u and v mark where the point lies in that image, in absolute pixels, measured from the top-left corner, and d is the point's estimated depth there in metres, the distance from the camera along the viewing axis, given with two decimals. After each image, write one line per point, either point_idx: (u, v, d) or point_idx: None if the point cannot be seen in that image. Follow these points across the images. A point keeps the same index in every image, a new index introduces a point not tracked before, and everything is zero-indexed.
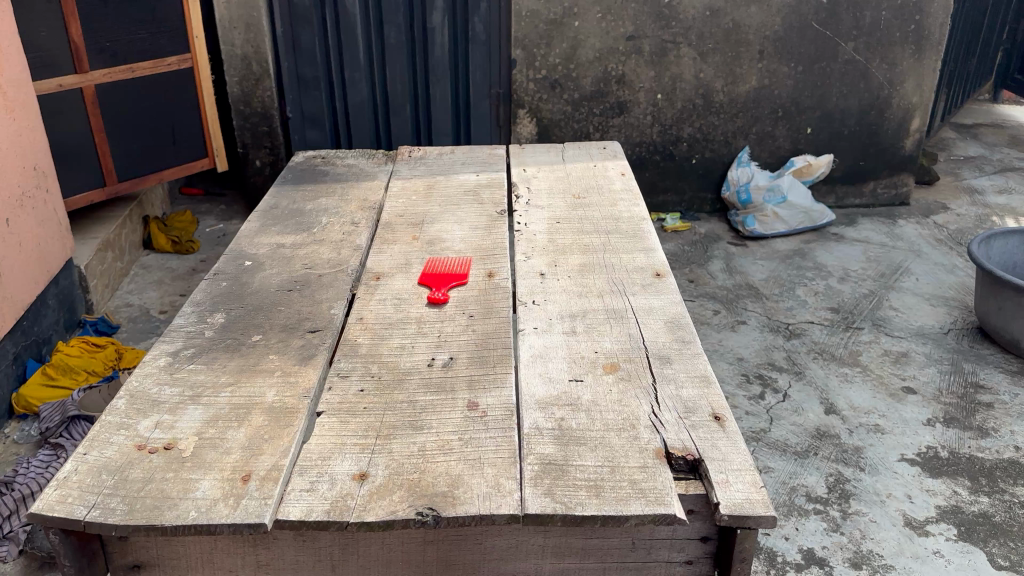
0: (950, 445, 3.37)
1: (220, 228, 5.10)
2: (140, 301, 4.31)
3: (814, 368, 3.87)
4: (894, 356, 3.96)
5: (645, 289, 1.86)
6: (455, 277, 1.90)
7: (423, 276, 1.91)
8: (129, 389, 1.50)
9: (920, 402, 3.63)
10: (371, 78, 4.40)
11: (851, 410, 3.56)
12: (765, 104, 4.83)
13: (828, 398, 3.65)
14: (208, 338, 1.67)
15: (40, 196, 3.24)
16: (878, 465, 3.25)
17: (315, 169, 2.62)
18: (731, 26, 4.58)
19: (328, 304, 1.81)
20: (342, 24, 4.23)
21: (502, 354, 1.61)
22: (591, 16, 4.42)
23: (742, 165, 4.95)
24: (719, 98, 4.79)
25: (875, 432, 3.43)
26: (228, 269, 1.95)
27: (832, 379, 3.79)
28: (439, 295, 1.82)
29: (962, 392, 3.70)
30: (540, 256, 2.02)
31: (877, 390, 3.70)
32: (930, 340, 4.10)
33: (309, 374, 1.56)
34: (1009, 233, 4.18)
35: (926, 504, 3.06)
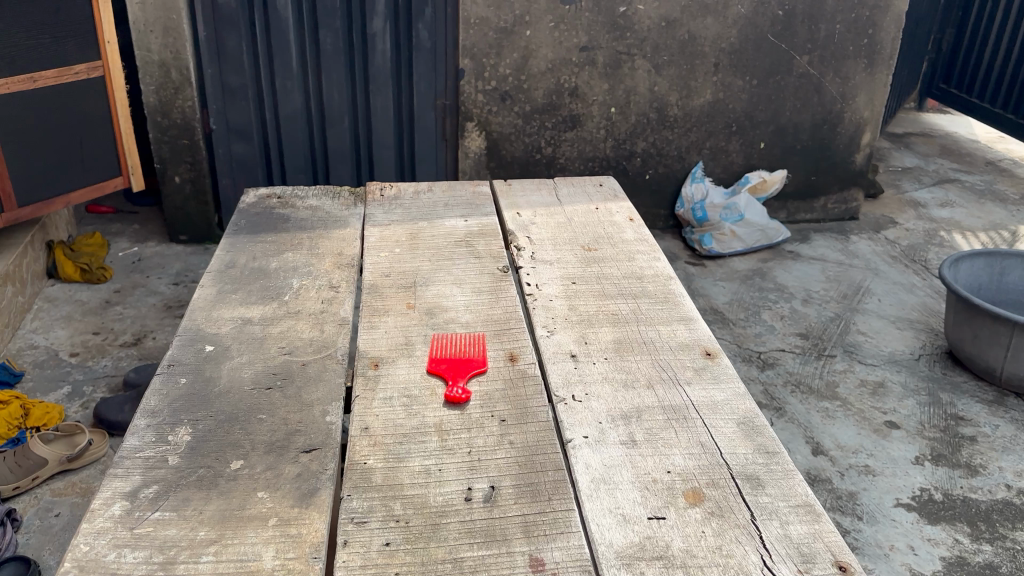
0: (943, 486, 2.81)
1: (135, 251, 4.56)
2: (47, 341, 3.77)
3: (792, 403, 3.22)
4: (871, 387, 3.33)
5: (699, 375, 1.57)
6: (472, 364, 1.57)
7: (432, 363, 1.57)
8: (77, 559, 1.13)
9: (905, 438, 3.04)
10: (306, 86, 3.84)
11: (837, 450, 2.97)
12: (719, 119, 4.25)
13: (812, 436, 3.03)
14: (174, 467, 1.31)
15: None
16: (876, 513, 2.67)
17: (271, 213, 2.24)
18: (687, 38, 4.01)
19: (321, 408, 1.46)
20: (273, 26, 3.67)
21: (554, 479, 1.29)
22: (543, 25, 3.85)
23: (695, 181, 4.33)
24: (674, 113, 4.19)
25: (867, 474, 2.85)
26: (186, 357, 1.59)
27: (813, 416, 3.15)
28: (460, 392, 1.49)
29: (944, 424, 3.12)
30: (565, 331, 1.71)
31: (861, 426, 3.10)
32: (903, 367, 3.47)
33: (314, 523, 1.22)
34: (976, 254, 3.45)
35: (930, 556, 2.51)
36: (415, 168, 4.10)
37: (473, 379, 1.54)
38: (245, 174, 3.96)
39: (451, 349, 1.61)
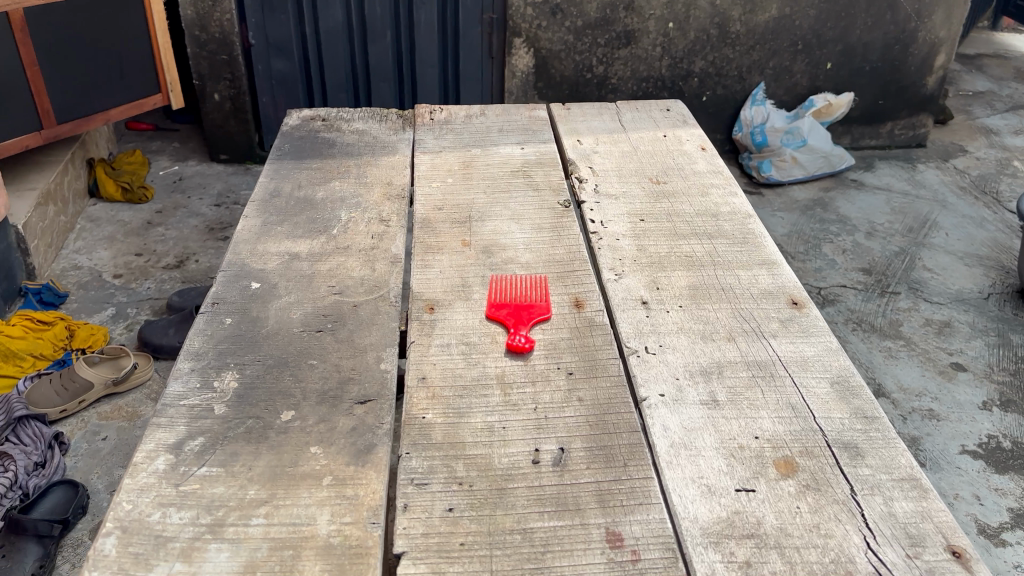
0: (1013, 433, 2.65)
1: (175, 170, 4.47)
2: (90, 262, 3.73)
3: (852, 341, 3.05)
4: (937, 327, 3.15)
5: (786, 328, 1.44)
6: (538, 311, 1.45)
7: (495, 307, 1.46)
8: (120, 519, 1.05)
9: (972, 381, 2.88)
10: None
11: (901, 392, 2.81)
12: (784, 37, 3.96)
13: (872, 377, 2.88)
14: (220, 418, 1.22)
15: None
16: (939, 460, 2.53)
17: (316, 137, 2.11)
18: None
19: (375, 354, 1.36)
20: None
21: (627, 443, 1.18)
22: None
23: (756, 104, 4.09)
24: (735, 29, 3.91)
25: (931, 418, 2.70)
26: (231, 295, 1.50)
27: (874, 355, 2.99)
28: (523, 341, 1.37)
29: (1014, 368, 2.94)
30: (634, 274, 1.58)
31: (925, 367, 2.94)
32: (971, 307, 3.26)
33: (371, 484, 1.12)
34: None
35: (998, 507, 2.37)
36: (460, 90, 3.92)
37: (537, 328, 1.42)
38: (285, 92, 3.81)
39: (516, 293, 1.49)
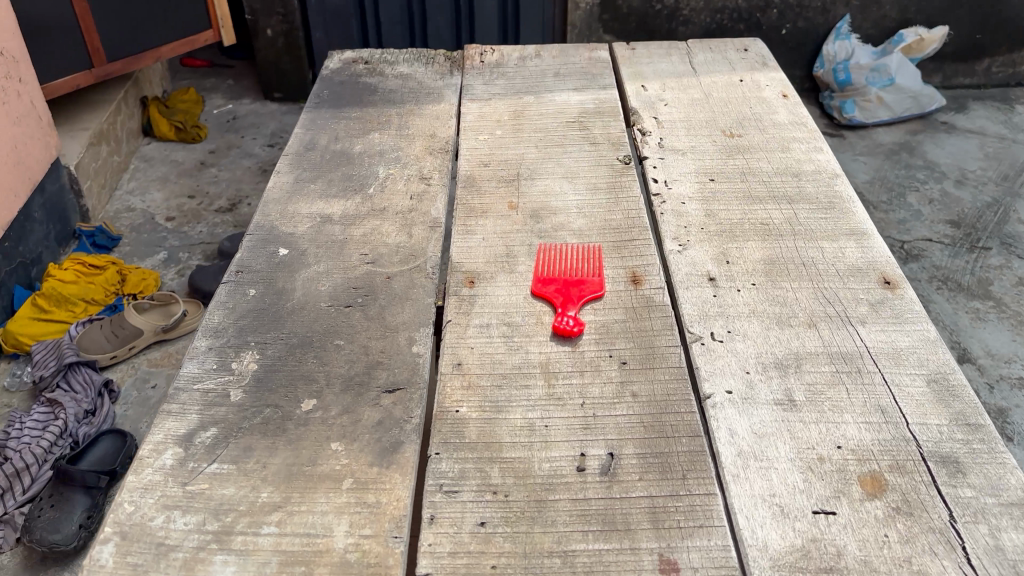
0: None
1: (229, 108, 4.38)
2: (143, 203, 3.69)
3: (937, 301, 2.81)
4: None
5: (876, 313, 1.26)
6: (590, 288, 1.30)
7: (541, 283, 1.31)
8: (120, 524, 0.95)
9: None
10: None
11: (989, 358, 2.57)
12: None
13: (957, 342, 2.64)
14: (236, 406, 1.11)
15: (13, 86, 2.67)
16: None
17: (358, 82, 1.96)
18: None
19: (407, 334, 1.23)
20: None
21: (687, 451, 1.04)
22: None
23: (839, 38, 3.78)
24: None
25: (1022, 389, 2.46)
26: (257, 262, 1.38)
27: (961, 317, 2.74)
28: (573, 323, 1.22)
29: None
30: (701, 245, 1.41)
31: (1018, 331, 2.68)
32: None
33: (395, 490, 1.00)
34: None
35: None
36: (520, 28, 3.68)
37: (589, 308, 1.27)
38: (338, 27, 3.65)
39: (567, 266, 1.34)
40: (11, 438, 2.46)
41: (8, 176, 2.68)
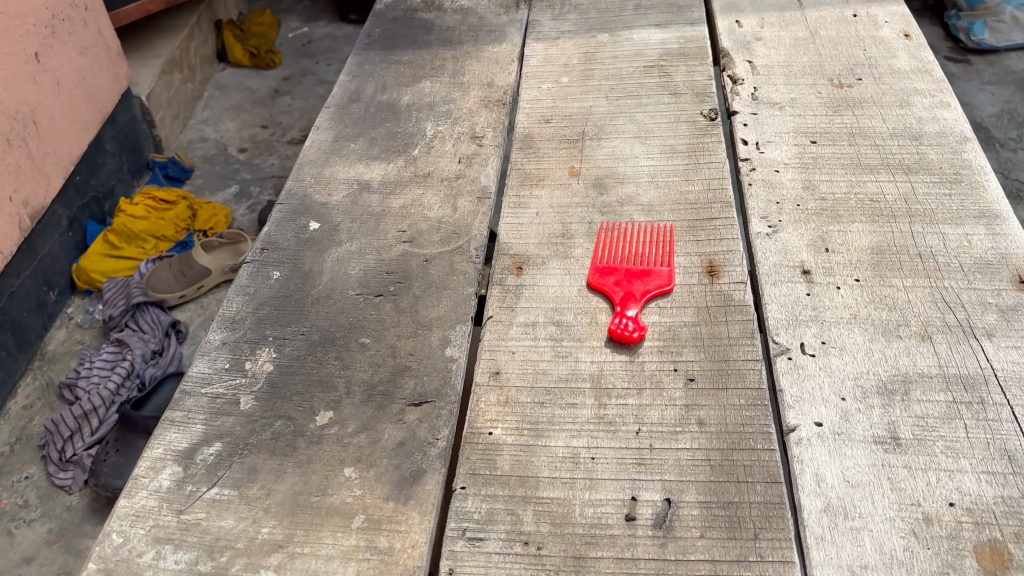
0: None
1: (304, 31, 4.23)
2: (216, 133, 3.62)
3: None
4: None
5: (1009, 323, 1.03)
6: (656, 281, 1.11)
7: (599, 273, 1.12)
8: (104, 560, 0.85)
9: None
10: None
11: None
12: None
13: None
14: (245, 416, 0.99)
15: (78, 16, 2.69)
16: None
17: (414, 18, 1.77)
18: None
19: (441, 333, 1.07)
20: None
21: (761, 503, 0.87)
22: None
23: None
24: None
25: None
26: (284, 238, 1.24)
27: None
28: (633, 328, 1.04)
29: None
30: (795, 227, 1.19)
31: None
32: None
33: (411, 533, 0.87)
34: None
35: None
36: None
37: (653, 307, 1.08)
38: None
39: (631, 252, 1.15)
40: (80, 378, 2.46)
41: (75, 106, 2.71)
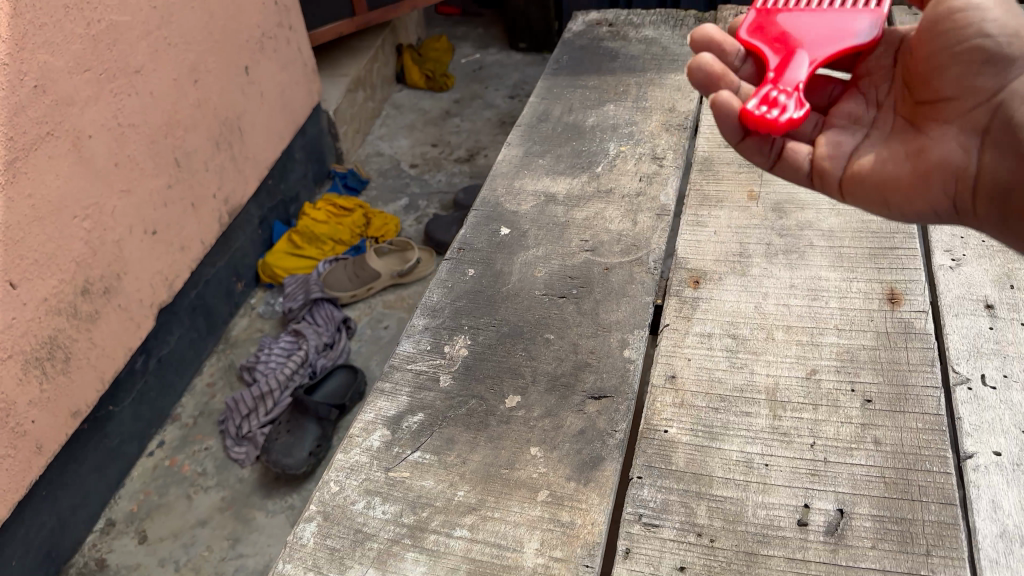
0: None
1: (475, 58, 4.40)
2: (391, 149, 3.83)
3: None
4: None
5: None
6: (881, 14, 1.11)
7: (749, 34, 1.13)
8: (324, 504, 0.97)
9: None
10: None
11: None
12: None
13: None
14: (444, 392, 1.10)
15: (281, 35, 2.97)
16: None
17: (599, 46, 1.88)
18: None
19: (619, 337, 1.15)
20: None
21: (934, 521, 0.88)
22: None
23: None
24: None
25: None
26: (478, 240, 1.35)
27: None
28: (783, 117, 0.94)
29: None
30: (979, 263, 1.19)
31: None
32: None
33: (590, 512, 0.94)
34: None
35: None
36: None
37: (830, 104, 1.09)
38: None
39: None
40: (259, 363, 2.70)
41: (272, 115, 2.99)
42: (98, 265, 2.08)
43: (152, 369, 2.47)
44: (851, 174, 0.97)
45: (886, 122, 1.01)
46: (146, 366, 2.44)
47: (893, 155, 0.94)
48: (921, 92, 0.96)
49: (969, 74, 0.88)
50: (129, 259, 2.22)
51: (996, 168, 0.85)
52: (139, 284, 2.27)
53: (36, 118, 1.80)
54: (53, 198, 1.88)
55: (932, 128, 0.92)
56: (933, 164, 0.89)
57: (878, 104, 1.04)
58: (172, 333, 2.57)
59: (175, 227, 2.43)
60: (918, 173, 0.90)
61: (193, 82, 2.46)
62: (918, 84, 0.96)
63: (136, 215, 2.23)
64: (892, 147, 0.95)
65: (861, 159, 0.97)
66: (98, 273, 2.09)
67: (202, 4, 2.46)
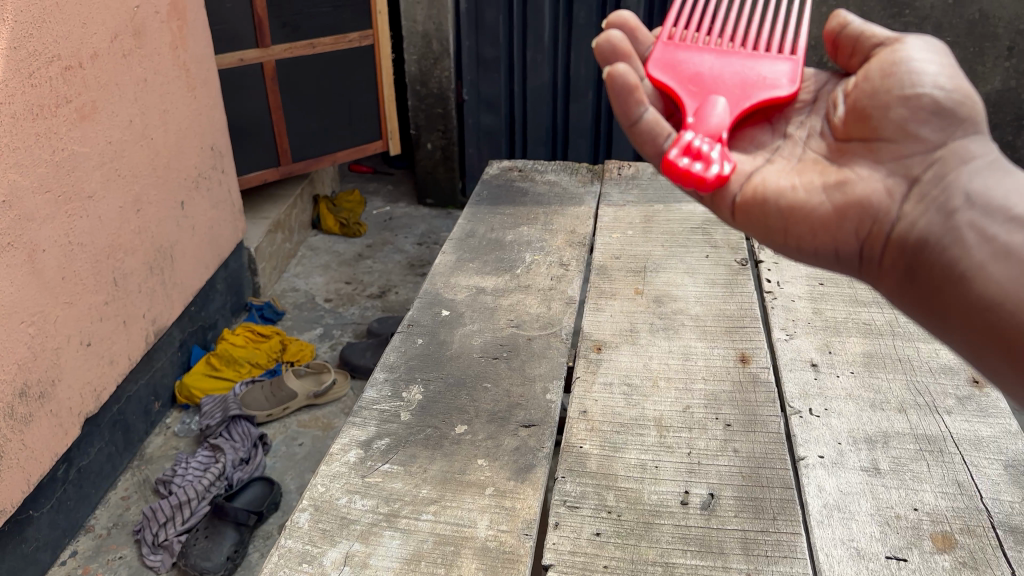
0: None
1: (387, 210, 4.77)
2: (307, 286, 4.03)
3: None
4: None
5: (962, 406, 1.37)
6: (798, 62, 1.39)
7: (663, 74, 1.39)
8: (314, 499, 1.22)
9: None
10: (557, 25, 3.73)
11: None
12: (1010, 110, 3.24)
13: None
14: (405, 423, 1.37)
15: (216, 176, 3.23)
16: None
17: (513, 186, 2.29)
18: (978, 18, 3.09)
19: (542, 385, 1.47)
20: (531, 24, 3.74)
21: (779, 498, 1.19)
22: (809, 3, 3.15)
23: None
24: None
25: None
26: (424, 319, 1.66)
27: None
28: (711, 174, 1.16)
29: None
30: (807, 337, 1.58)
31: None
32: None
33: (527, 500, 1.21)
34: None
35: None
36: None
37: (750, 131, 1.37)
38: (490, 144, 4.09)
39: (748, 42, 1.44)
40: (177, 475, 2.68)
41: (200, 249, 3.15)
42: (37, 370, 2.20)
43: (72, 478, 2.48)
44: (768, 193, 1.16)
45: (801, 153, 1.28)
46: (67, 475, 2.45)
47: (812, 185, 1.15)
48: (857, 132, 1.19)
49: (913, 122, 1.11)
50: (65, 368, 2.33)
51: (910, 215, 1.08)
52: (70, 394, 2.36)
53: None
54: (5, 303, 2.05)
55: (859, 166, 1.15)
56: (854, 201, 1.11)
57: (783, 134, 1.35)
58: (93, 446, 2.58)
59: (107, 341, 2.55)
60: (839, 209, 1.11)
61: (135, 211, 2.69)
62: (854, 127, 1.19)
63: (75, 326, 2.38)
64: (814, 181, 1.16)
65: (772, 183, 1.17)
66: (36, 377, 2.20)
67: (149, 143, 2.73)
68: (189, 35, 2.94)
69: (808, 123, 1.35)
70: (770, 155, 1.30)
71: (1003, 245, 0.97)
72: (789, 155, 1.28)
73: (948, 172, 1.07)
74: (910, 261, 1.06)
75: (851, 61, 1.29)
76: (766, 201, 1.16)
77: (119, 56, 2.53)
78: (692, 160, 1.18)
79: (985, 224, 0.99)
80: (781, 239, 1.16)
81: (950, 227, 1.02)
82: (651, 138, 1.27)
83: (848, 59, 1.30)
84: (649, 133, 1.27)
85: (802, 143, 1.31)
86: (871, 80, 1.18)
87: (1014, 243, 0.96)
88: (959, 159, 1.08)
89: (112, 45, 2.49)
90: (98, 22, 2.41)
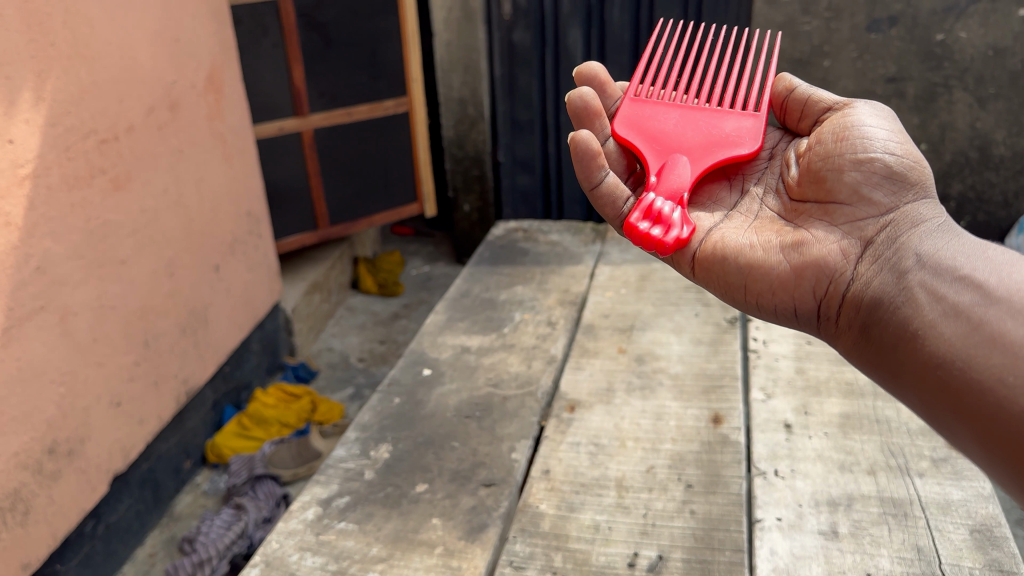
0: None
1: (425, 271, 4.86)
2: (341, 346, 4.12)
3: None
4: None
5: (937, 469, 1.32)
6: (763, 118, 1.36)
7: (627, 130, 1.38)
8: (266, 555, 1.24)
9: None
10: None
11: None
12: None
13: None
14: (367, 482, 1.39)
15: (252, 241, 3.28)
16: None
17: (515, 247, 2.33)
18: None
19: (508, 444, 1.47)
20: (565, 87, 3.57)
21: (728, 561, 1.18)
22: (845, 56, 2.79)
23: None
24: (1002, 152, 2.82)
25: None
26: (404, 378, 1.69)
27: None
28: (670, 238, 1.16)
29: None
30: (785, 398, 1.55)
31: None
32: None
33: (475, 560, 1.21)
34: None
35: None
36: None
37: (710, 186, 1.35)
38: (527, 207, 3.92)
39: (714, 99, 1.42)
40: (200, 533, 2.63)
41: (235, 312, 3.18)
42: (65, 428, 2.16)
43: (100, 534, 2.46)
44: (727, 253, 1.16)
45: (757, 210, 1.28)
46: (95, 531, 2.42)
47: (770, 244, 1.14)
48: (812, 193, 1.18)
49: (865, 186, 1.12)
50: (94, 425, 2.29)
51: (864, 275, 1.05)
52: (100, 451, 2.32)
53: (34, 294, 2.04)
54: (37, 363, 2.06)
55: (816, 228, 1.14)
56: (809, 261, 1.10)
57: (743, 191, 1.33)
58: (122, 501, 2.56)
59: (138, 401, 2.51)
60: (795, 269, 1.10)
61: (169, 275, 2.70)
62: (808, 191, 1.19)
63: (105, 386, 2.34)
64: (772, 241, 1.15)
65: (730, 241, 1.18)
66: (65, 436, 2.16)
67: (184, 208, 2.77)
68: (228, 107, 3.04)
69: (766, 180, 1.33)
70: (728, 211, 1.29)
71: (951, 303, 0.93)
72: (746, 212, 1.28)
73: (901, 234, 1.06)
74: (865, 321, 1.04)
75: (800, 124, 1.34)
76: (726, 258, 1.16)
77: (154, 129, 2.57)
78: (652, 224, 1.18)
79: (935, 283, 0.97)
80: (741, 297, 1.15)
81: (902, 288, 0.99)
82: (611, 201, 1.30)
83: (800, 121, 1.34)
84: (607, 198, 1.30)
85: (760, 200, 1.30)
86: (824, 143, 1.19)
87: (962, 302, 0.92)
88: (910, 223, 1.07)
89: (148, 118, 2.54)
90: (133, 97, 2.46)
